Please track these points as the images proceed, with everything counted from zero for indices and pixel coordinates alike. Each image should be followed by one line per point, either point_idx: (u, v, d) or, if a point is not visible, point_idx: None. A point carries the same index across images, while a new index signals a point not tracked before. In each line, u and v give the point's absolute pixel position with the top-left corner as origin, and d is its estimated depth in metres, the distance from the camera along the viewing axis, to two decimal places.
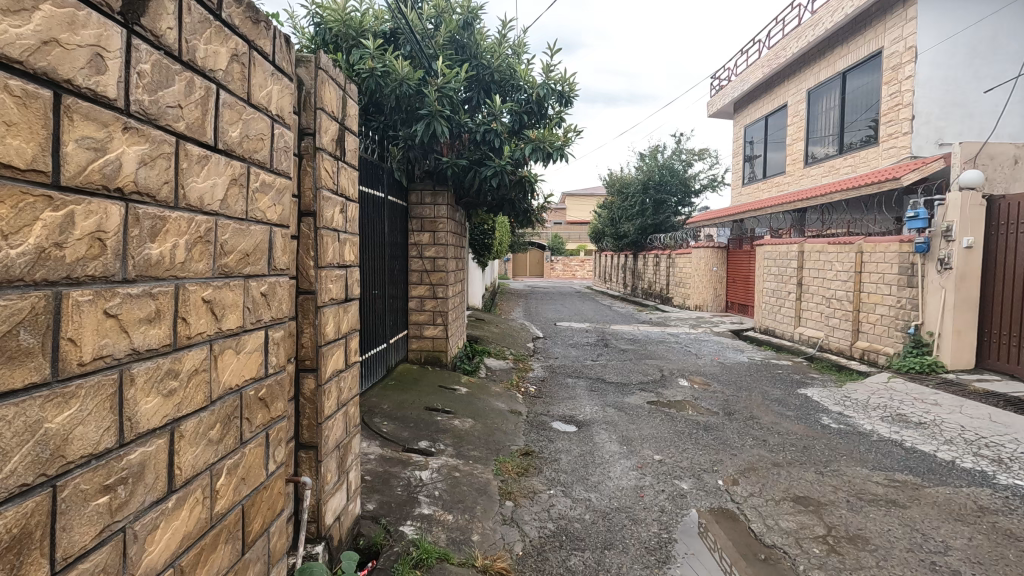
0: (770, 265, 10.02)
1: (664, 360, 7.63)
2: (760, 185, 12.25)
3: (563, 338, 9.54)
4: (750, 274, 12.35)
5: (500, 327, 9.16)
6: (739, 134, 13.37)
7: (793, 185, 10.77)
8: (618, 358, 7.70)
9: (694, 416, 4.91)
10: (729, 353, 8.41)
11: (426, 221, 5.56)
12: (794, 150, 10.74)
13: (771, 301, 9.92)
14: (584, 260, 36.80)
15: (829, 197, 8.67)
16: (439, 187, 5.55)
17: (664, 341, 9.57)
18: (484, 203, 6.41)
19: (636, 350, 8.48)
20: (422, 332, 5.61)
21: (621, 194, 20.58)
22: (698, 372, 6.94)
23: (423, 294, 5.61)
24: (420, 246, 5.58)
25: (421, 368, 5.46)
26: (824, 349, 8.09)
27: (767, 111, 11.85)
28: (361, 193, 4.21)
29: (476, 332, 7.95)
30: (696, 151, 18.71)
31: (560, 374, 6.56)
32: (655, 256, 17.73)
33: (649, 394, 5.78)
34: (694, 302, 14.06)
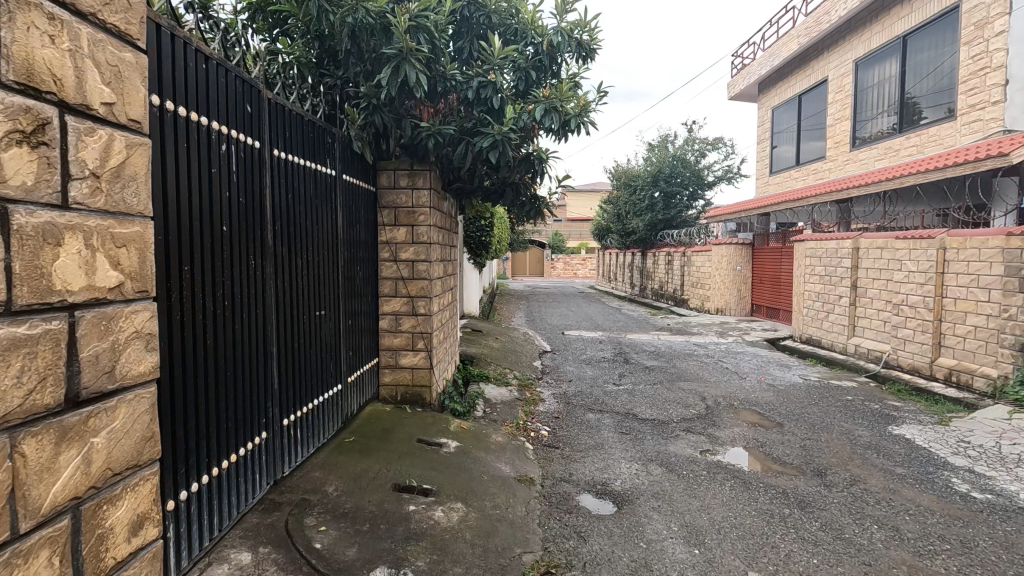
0: (813, 265, 8.62)
1: (703, 383, 6.21)
2: (791, 174, 10.87)
3: (576, 352, 8.10)
4: (780, 274, 10.95)
5: (501, 341, 7.73)
6: (764, 118, 12.00)
7: (836, 171, 9.37)
8: (645, 381, 6.29)
9: (774, 482, 3.52)
10: (776, 372, 7.00)
11: (401, 211, 4.14)
12: (835, 132, 9.37)
13: (815, 307, 8.53)
14: (586, 259, 35.34)
15: (891, 184, 7.28)
16: (418, 165, 4.12)
17: (693, 354, 8.15)
18: (480, 189, 4.99)
19: (665, 368, 7.05)
20: (398, 361, 4.21)
21: (629, 188, 19.12)
22: (749, 401, 5.54)
23: (399, 310, 4.19)
24: (394, 247, 4.17)
25: (396, 411, 4.07)
26: (891, 367, 6.72)
27: (799, 89, 10.47)
28: (288, 164, 2.76)
29: (472, 350, 6.53)
30: (711, 140, 17.28)
31: (578, 408, 5.14)
32: (668, 255, 16.34)
33: (698, 439, 4.38)
34: (716, 305, 12.64)
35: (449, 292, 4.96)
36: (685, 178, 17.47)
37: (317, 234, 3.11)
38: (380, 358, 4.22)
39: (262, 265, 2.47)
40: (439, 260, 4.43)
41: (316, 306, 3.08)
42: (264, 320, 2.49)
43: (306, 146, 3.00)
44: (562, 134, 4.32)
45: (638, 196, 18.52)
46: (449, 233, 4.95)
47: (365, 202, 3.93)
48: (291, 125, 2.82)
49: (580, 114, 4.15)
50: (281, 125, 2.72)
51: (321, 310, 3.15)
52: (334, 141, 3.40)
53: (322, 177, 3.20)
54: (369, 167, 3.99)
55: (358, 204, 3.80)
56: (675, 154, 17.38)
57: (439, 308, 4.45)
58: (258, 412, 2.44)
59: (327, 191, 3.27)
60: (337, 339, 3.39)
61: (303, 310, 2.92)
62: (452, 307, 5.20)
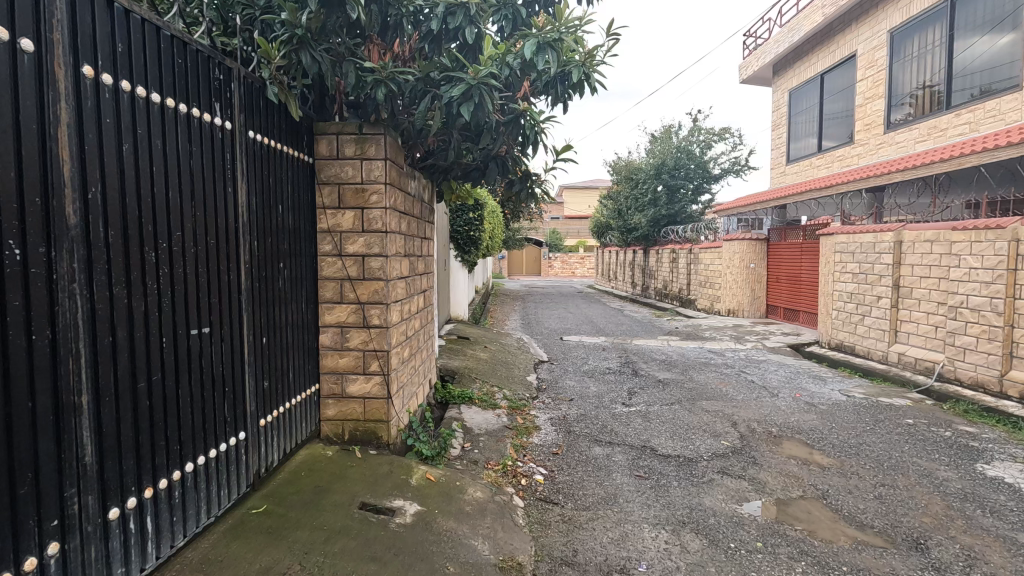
0: (843, 261, 7.62)
1: (728, 402, 5.19)
2: (811, 162, 9.89)
3: (575, 362, 7.08)
4: (800, 272, 9.94)
5: (490, 351, 6.69)
6: (779, 102, 11.04)
7: (866, 157, 8.39)
8: (659, 399, 5.28)
9: (860, 562, 2.53)
10: (811, 386, 5.99)
11: (348, 189, 3.10)
12: (864, 113, 8.40)
13: (847, 309, 7.55)
14: (584, 258, 34.33)
15: (941, 166, 6.30)
16: (368, 128, 3.07)
17: (709, 364, 7.15)
18: (456, 165, 3.97)
19: (680, 382, 6.04)
20: (344, 389, 3.18)
21: (630, 181, 18.11)
22: (789, 427, 4.55)
23: (345, 320, 3.16)
24: (338, 237, 3.13)
25: (339, 457, 3.03)
26: (947, 381, 5.73)
27: (822, 68, 9.49)
28: (133, 99, 1.74)
29: (453, 363, 5.50)
30: (717, 130, 16.33)
31: (581, 440, 4.14)
32: (672, 252, 15.37)
33: (738, 485, 3.39)
34: (727, 306, 11.64)
35: (418, 296, 3.95)
36: (689, 171, 16.48)
37: (199, 211, 2.07)
38: (322, 385, 3.20)
39: (49, 257, 1.46)
40: (402, 253, 3.42)
41: (195, 322, 2.05)
42: (56, 350, 1.46)
43: (177, 77, 1.96)
44: (559, 85, 3.34)
45: (640, 190, 17.50)
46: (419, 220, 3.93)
47: (294, 175, 2.89)
48: (142, 38, 1.79)
49: (580, 65, 3.22)
50: (116, 35, 1.68)
51: (207, 326, 2.12)
52: (239, 81, 2.35)
53: (213, 131, 2.16)
54: (301, 128, 2.96)
55: (282, 176, 2.76)
56: (679, 145, 16.41)
57: (402, 318, 3.43)
58: (40, 507, 1.43)
59: (222, 153, 2.23)
60: (240, 367, 2.36)
61: (165, 328, 1.89)
62: (425, 313, 4.19)
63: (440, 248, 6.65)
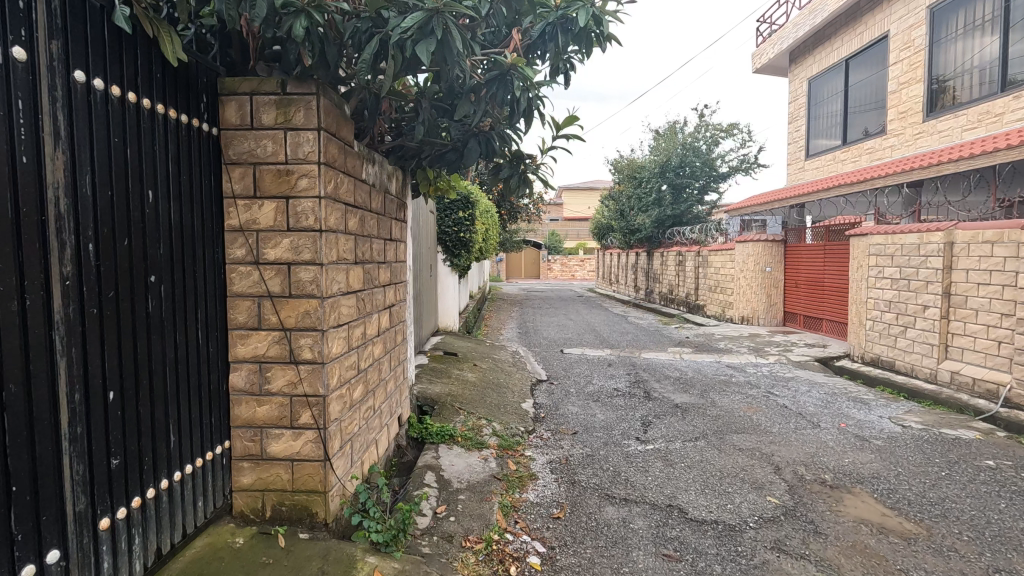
0: (879, 265, 6.76)
1: (763, 437, 4.32)
2: (835, 156, 9.04)
3: (578, 381, 6.21)
4: (823, 276, 9.07)
5: (480, 370, 5.81)
6: (797, 93, 10.21)
7: (901, 149, 7.53)
8: (679, 433, 4.40)
9: None
10: (854, 413, 5.12)
11: (266, 171, 2.23)
12: (898, 101, 7.56)
13: (884, 319, 6.68)
14: (584, 260, 33.51)
15: (1000, 155, 5.46)
16: (294, 86, 2.21)
17: (730, 383, 6.29)
18: (427, 145, 3.08)
19: (701, 409, 5.17)
20: (264, 446, 2.31)
21: (633, 180, 17.25)
22: (846, 472, 3.67)
23: (264, 353, 2.28)
24: (254, 238, 2.26)
25: (252, 547, 2.15)
26: (1017, 407, 4.85)
27: (847, 53, 8.66)
28: None
29: (433, 390, 4.64)
30: (724, 126, 15.48)
31: (589, 495, 3.26)
32: (679, 255, 14.51)
33: (801, 569, 2.52)
34: (740, 313, 10.78)
35: (380, 314, 3.09)
36: (695, 168, 15.62)
37: None
38: (232, 441, 2.31)
39: None
40: (349, 259, 2.56)
41: None
42: None
43: None
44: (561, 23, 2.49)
45: (643, 189, 16.64)
46: (379, 216, 3.07)
47: (179, 149, 2.00)
48: None
49: (587, 5, 2.39)
50: None
51: None
52: None
53: None
54: (194, 84, 2.08)
55: (154, 149, 1.88)
56: (684, 141, 15.57)
57: (350, 347, 2.56)
58: None
59: (6, 99, 1.35)
60: (54, 439, 1.48)
61: None
62: (389, 333, 3.32)
63: (419, 252, 5.80)
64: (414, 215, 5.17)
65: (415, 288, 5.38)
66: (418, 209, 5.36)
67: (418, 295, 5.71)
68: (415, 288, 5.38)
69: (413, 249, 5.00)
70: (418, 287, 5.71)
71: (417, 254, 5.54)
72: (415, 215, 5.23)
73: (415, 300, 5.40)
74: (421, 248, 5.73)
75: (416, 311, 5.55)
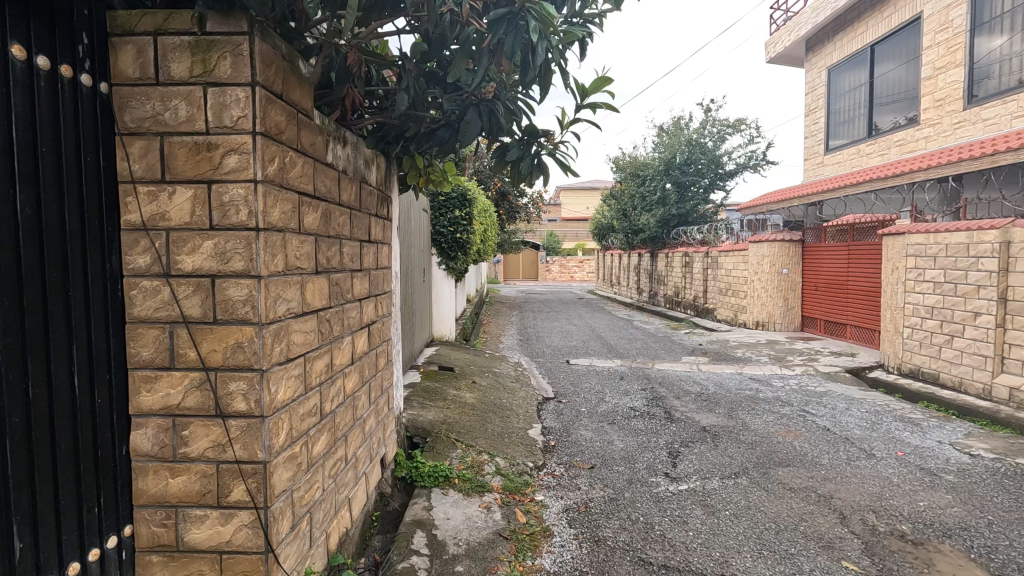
0: (919, 267, 6.13)
1: (814, 473, 3.67)
2: (859, 150, 8.42)
3: (589, 399, 5.56)
4: (848, 278, 8.44)
5: (479, 387, 5.15)
6: (815, 83, 9.58)
7: (939, 140, 6.93)
8: (714, 466, 3.75)
9: None
10: (908, 437, 4.48)
11: (180, 144, 1.57)
12: (935, 87, 6.95)
13: (926, 327, 6.04)
14: (582, 262, 32.86)
15: None
16: (217, 22, 1.55)
17: (759, 400, 5.65)
18: (412, 121, 2.42)
19: (732, 433, 4.52)
20: (180, 533, 1.64)
21: (636, 178, 16.61)
22: (926, 522, 3.02)
23: (179, 403, 1.61)
24: (162, 240, 1.59)
25: None
26: None
27: (874, 37, 8.05)
28: None
29: (426, 416, 3.97)
30: (732, 122, 14.80)
31: (618, 561, 2.60)
32: (686, 255, 13.88)
33: None
34: (755, 318, 10.15)
35: (353, 335, 2.43)
36: (701, 166, 14.98)
37: None
38: (135, 526, 1.63)
39: None
40: (306, 269, 1.91)
41: None
42: None
43: None
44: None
45: (647, 188, 15.99)
46: (352, 211, 2.41)
47: (35, 109, 1.35)
48: None
49: None
50: None
51: None
52: None
53: None
54: (62, 14, 1.42)
55: None
56: (689, 138, 14.93)
57: (309, 386, 1.91)
58: None
59: None
60: None
61: None
62: (367, 357, 2.66)
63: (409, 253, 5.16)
64: (403, 210, 4.52)
65: (404, 294, 4.71)
66: (406, 201, 4.70)
67: (408, 302, 5.06)
68: (404, 294, 4.70)
69: (401, 250, 4.36)
70: (408, 292, 5.07)
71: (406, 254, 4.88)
72: (404, 208, 4.57)
73: (404, 309, 4.73)
74: (410, 251, 5.06)
75: (406, 322, 4.89)
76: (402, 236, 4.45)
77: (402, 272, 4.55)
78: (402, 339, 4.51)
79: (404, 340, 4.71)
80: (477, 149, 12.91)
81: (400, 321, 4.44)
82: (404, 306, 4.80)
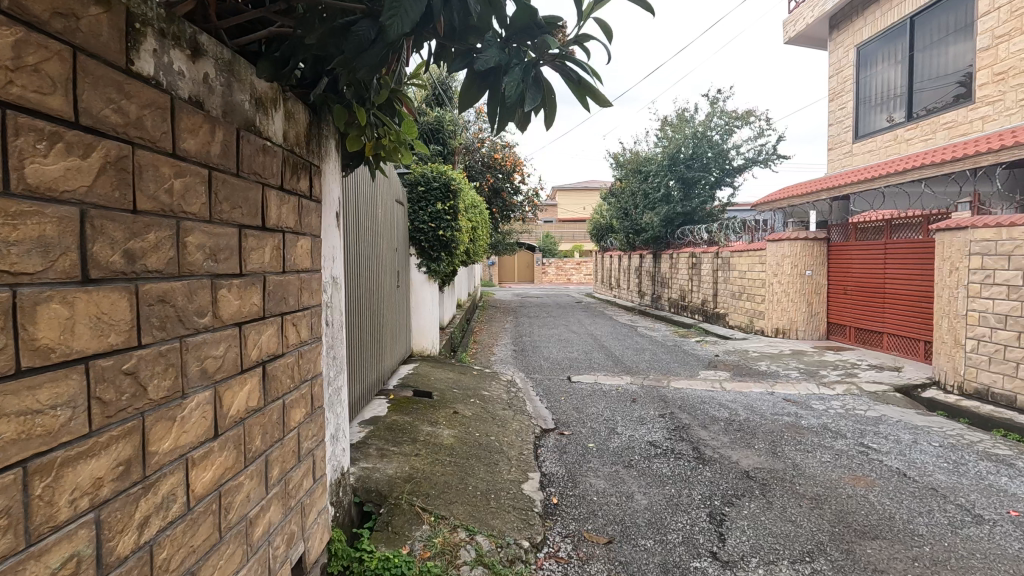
0: (988, 267, 5.17)
1: (915, 552, 2.66)
2: (898, 136, 7.48)
3: (597, 432, 4.53)
4: (886, 281, 7.47)
5: (461, 419, 4.13)
6: (841, 63, 8.65)
7: (1000, 119, 6.03)
8: (777, 543, 2.74)
9: None
10: (1011, 486, 3.49)
11: None
12: (999, 58, 6.04)
13: (997, 339, 5.06)
14: (579, 264, 31.92)
15: None
16: None
17: (804, 430, 4.65)
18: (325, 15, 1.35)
19: (785, 482, 3.51)
20: None
21: (638, 175, 15.65)
22: None
23: None
24: None
25: None
26: None
27: (914, 7, 7.12)
28: None
29: (385, 471, 2.94)
30: (740, 113, 13.84)
31: None
32: (693, 256, 12.91)
33: None
34: (774, 324, 9.16)
35: (218, 387, 1.40)
36: (707, 160, 14.04)
37: None
38: None
39: None
40: (33, 273, 0.89)
41: None
42: None
43: None
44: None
45: (650, 184, 15.03)
46: (217, 172, 1.41)
47: None
48: None
49: None
50: None
51: None
52: None
53: None
54: None
55: None
56: (695, 130, 13.99)
57: (47, 527, 0.90)
58: None
59: None
60: None
61: None
62: (259, 417, 1.64)
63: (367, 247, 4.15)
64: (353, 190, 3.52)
65: (357, 299, 3.69)
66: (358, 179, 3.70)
67: (365, 308, 4.05)
68: (357, 299, 3.68)
69: (347, 240, 3.35)
70: (366, 295, 4.06)
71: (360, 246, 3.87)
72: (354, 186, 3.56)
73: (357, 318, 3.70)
74: (366, 249, 4.06)
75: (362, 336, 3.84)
76: (350, 221, 3.45)
77: (351, 270, 3.53)
78: (352, 359, 3.47)
79: (357, 360, 3.67)
80: (468, 141, 12.55)
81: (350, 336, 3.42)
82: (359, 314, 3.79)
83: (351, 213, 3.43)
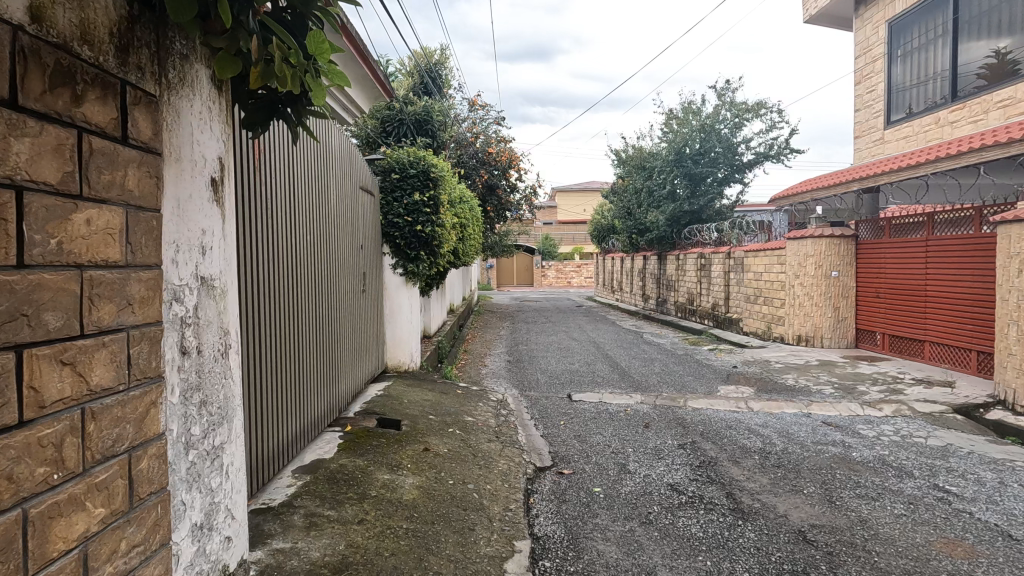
0: None
1: None
2: (940, 118, 6.63)
3: (605, 472, 3.65)
4: (929, 283, 6.61)
5: (432, 459, 3.25)
6: (869, 42, 7.82)
7: None
8: None
9: None
10: None
11: None
12: None
13: None
14: (580, 266, 31.07)
15: None
16: None
17: (860, 467, 3.77)
18: None
19: (856, 550, 2.63)
20: None
21: (642, 171, 14.82)
22: None
23: None
24: None
25: None
26: None
27: None
28: None
29: (310, 555, 2.05)
30: (751, 104, 13.00)
31: None
32: (703, 256, 12.04)
33: None
34: (797, 331, 8.29)
35: None
36: (715, 155, 13.22)
37: None
38: None
39: None
40: None
41: None
42: None
43: None
44: None
45: (655, 181, 14.19)
46: None
47: None
48: None
49: None
50: None
51: None
52: None
53: None
54: None
55: None
56: (702, 123, 13.14)
57: None
58: None
59: None
60: None
61: None
62: None
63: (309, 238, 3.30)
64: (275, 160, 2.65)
65: (281, 304, 2.82)
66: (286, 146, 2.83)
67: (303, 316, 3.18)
68: (281, 305, 2.81)
69: (262, 225, 2.49)
70: (303, 299, 3.19)
71: (294, 236, 3.01)
72: (278, 153, 2.69)
73: (282, 331, 2.83)
74: (304, 243, 3.20)
75: (292, 352, 2.98)
76: (270, 201, 2.58)
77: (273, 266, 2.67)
78: (267, 386, 2.58)
79: (281, 387, 2.80)
80: (460, 134, 11.68)
81: (264, 355, 2.53)
82: (286, 324, 2.91)
83: (270, 188, 2.55)
